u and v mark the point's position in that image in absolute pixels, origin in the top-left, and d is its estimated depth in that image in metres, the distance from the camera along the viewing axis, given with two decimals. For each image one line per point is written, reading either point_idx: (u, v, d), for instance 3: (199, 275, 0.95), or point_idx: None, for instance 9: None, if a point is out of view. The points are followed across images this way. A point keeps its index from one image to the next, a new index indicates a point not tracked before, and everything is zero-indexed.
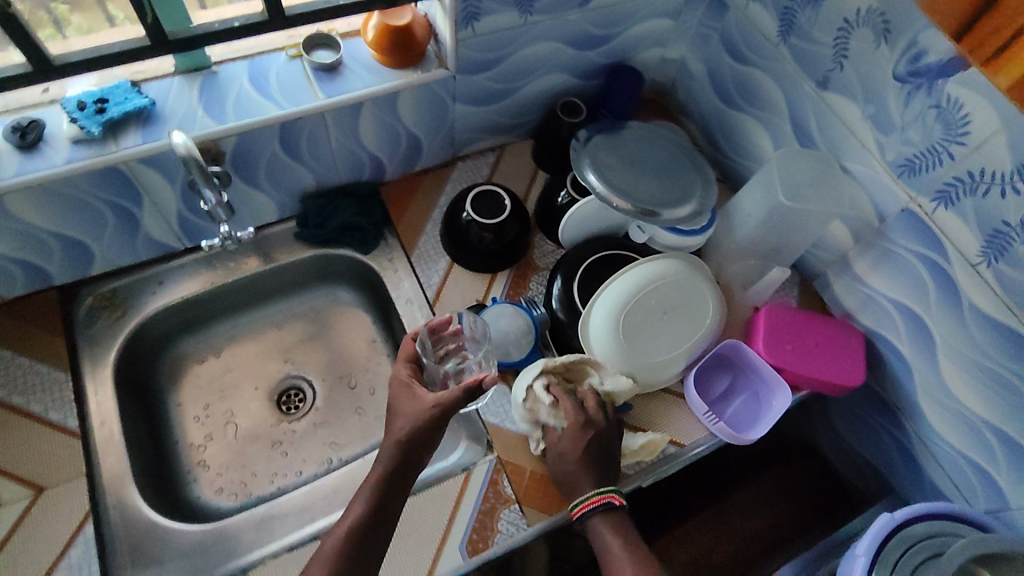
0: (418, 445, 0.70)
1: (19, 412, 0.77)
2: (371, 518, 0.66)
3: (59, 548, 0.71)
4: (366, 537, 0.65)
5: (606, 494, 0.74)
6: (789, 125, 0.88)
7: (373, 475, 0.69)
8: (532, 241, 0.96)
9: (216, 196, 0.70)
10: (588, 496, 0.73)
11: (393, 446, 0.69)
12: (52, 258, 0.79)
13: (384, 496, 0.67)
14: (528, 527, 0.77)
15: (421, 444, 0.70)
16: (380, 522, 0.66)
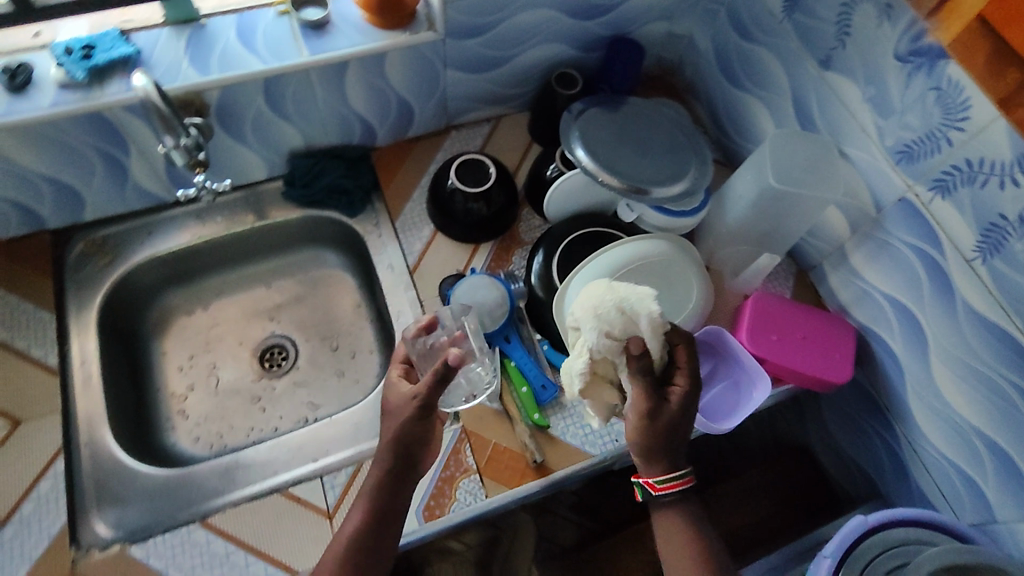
0: (416, 447, 0.67)
1: (4, 347, 0.80)
2: (371, 524, 0.65)
3: (29, 480, 0.73)
4: (369, 545, 0.64)
5: (681, 480, 0.67)
6: (791, 106, 0.84)
7: (369, 481, 0.67)
8: (520, 215, 0.94)
9: (175, 140, 0.71)
10: (672, 479, 0.67)
11: (387, 454, 0.67)
12: (44, 201, 0.83)
13: (381, 501, 0.66)
14: (487, 498, 0.76)
15: (415, 448, 0.67)
16: (381, 527, 0.65)
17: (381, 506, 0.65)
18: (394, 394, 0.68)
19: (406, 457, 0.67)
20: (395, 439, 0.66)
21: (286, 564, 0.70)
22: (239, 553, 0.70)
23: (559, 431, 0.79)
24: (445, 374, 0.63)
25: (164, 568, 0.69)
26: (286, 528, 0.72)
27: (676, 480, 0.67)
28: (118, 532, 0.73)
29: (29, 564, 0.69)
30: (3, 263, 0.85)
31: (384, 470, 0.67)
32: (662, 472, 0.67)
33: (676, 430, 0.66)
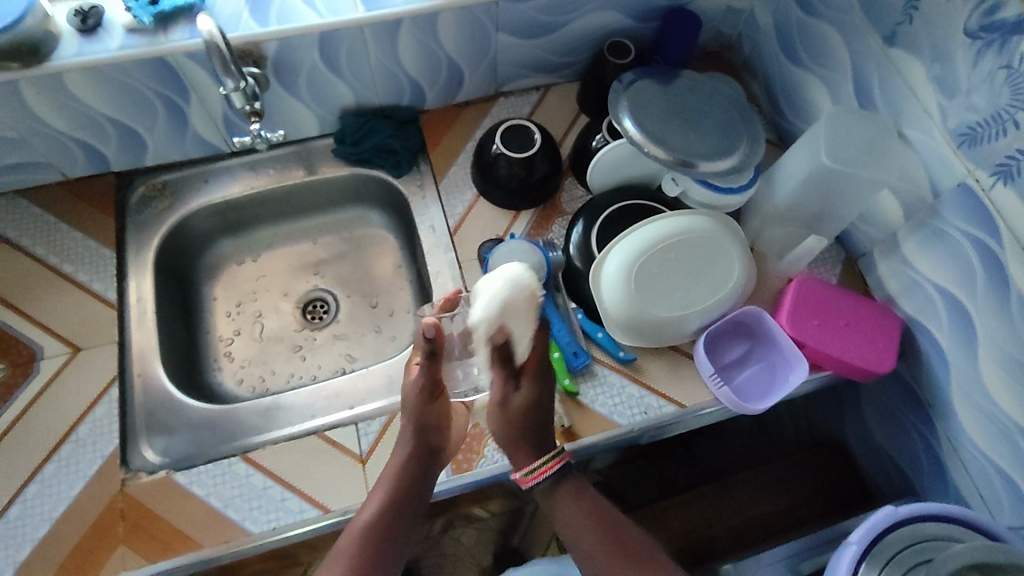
0: (433, 434, 0.73)
1: (67, 278, 0.85)
2: (395, 506, 0.69)
3: (86, 403, 0.78)
4: (392, 524, 0.68)
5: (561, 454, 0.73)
6: (851, 85, 0.81)
7: (393, 466, 0.72)
8: (563, 184, 0.94)
9: (234, 82, 0.73)
10: (545, 465, 0.72)
11: (409, 443, 0.73)
12: (110, 143, 0.88)
13: (406, 486, 0.70)
14: None
15: (432, 437, 0.73)
16: (404, 508, 0.69)
17: (405, 488, 0.70)
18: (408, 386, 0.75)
19: (427, 447, 0.73)
20: (416, 428, 0.73)
21: (319, 501, 0.74)
22: (276, 488, 0.74)
23: (588, 398, 0.80)
24: (431, 348, 0.72)
25: (205, 495, 0.74)
26: (320, 468, 0.76)
27: (550, 464, 0.72)
28: (165, 459, 0.78)
29: (83, 481, 0.74)
30: (71, 201, 0.90)
31: (408, 457, 0.72)
32: (535, 460, 0.72)
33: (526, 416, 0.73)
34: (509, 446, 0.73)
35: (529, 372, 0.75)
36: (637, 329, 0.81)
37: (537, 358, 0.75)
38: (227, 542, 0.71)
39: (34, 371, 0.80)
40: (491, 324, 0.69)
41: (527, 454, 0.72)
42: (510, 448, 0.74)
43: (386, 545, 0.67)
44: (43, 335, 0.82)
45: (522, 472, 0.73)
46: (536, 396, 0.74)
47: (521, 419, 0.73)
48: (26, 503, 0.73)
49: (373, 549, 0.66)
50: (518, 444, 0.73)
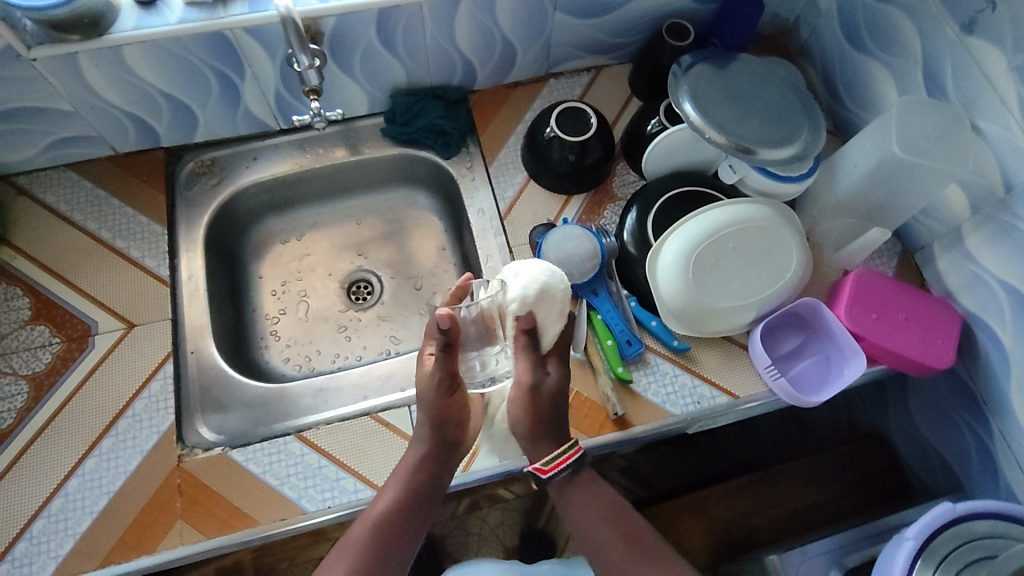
0: (449, 429, 0.72)
1: (119, 253, 0.85)
2: (404, 506, 0.68)
3: (142, 379, 0.79)
4: (400, 522, 0.67)
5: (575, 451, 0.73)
6: (920, 73, 0.79)
7: (403, 465, 0.71)
8: (614, 169, 0.93)
9: (310, 61, 0.76)
10: (565, 453, 0.72)
11: (423, 442, 0.71)
12: (162, 118, 0.87)
13: (417, 487, 0.69)
14: None
15: (451, 432, 0.72)
16: (413, 507, 0.68)
17: (417, 486, 0.69)
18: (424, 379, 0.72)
19: (444, 443, 0.71)
20: (431, 423, 0.71)
21: (373, 483, 0.74)
22: (331, 468, 0.75)
23: (641, 387, 0.80)
24: (446, 342, 0.68)
25: (261, 473, 0.74)
26: (374, 449, 0.76)
27: (571, 452, 0.72)
28: (220, 436, 0.79)
29: (141, 455, 0.75)
30: (122, 176, 0.90)
31: (420, 456, 0.71)
32: (554, 451, 0.72)
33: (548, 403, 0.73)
34: (533, 434, 0.73)
35: (553, 358, 0.76)
36: (693, 319, 0.80)
37: (563, 347, 0.77)
38: (284, 519, 0.72)
39: (89, 346, 0.80)
40: (526, 306, 0.73)
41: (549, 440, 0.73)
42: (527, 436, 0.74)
43: (392, 542, 0.67)
44: (97, 310, 0.82)
45: (540, 463, 0.72)
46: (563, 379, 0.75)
47: (551, 405, 0.73)
48: (84, 476, 0.74)
49: (379, 546, 0.66)
50: (542, 433, 0.73)
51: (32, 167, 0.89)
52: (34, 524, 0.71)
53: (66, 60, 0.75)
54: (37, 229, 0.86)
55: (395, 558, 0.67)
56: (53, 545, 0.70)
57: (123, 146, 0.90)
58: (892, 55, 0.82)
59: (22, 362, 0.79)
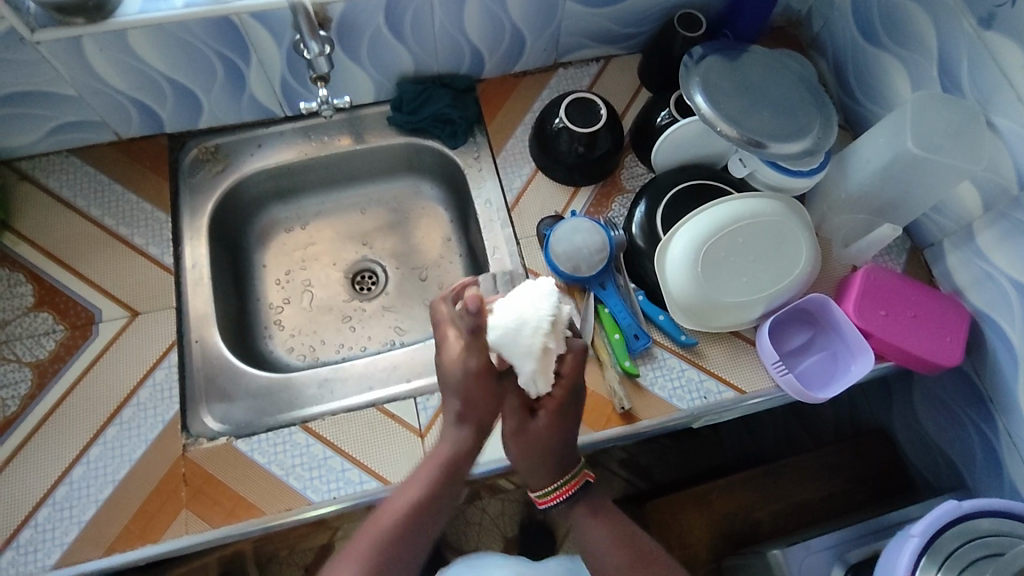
0: (487, 417, 0.70)
1: (123, 241, 0.84)
2: (433, 497, 0.66)
3: (146, 367, 0.78)
4: (427, 511, 0.66)
5: (583, 474, 0.71)
6: (935, 67, 0.78)
7: (435, 455, 0.69)
8: (623, 161, 0.92)
9: (320, 47, 0.75)
10: (561, 488, 0.70)
11: (463, 431, 0.69)
12: (166, 104, 0.86)
13: (447, 477, 0.67)
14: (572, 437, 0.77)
15: (489, 422, 0.70)
16: (439, 498, 0.67)
17: (446, 478, 0.67)
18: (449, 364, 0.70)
19: (480, 432, 0.69)
20: (470, 411, 0.69)
21: (378, 474, 0.74)
22: (336, 458, 0.75)
23: (648, 381, 0.79)
24: (474, 322, 0.68)
25: (267, 463, 0.74)
26: (379, 440, 0.76)
27: (566, 487, 0.70)
28: (225, 425, 0.79)
29: (145, 444, 0.75)
30: (125, 162, 0.89)
31: (455, 446, 0.69)
32: (551, 484, 0.70)
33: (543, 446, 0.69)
34: (524, 469, 0.71)
35: (547, 407, 0.70)
36: (701, 313, 0.80)
37: (560, 396, 0.69)
38: (290, 510, 0.72)
39: (93, 334, 0.80)
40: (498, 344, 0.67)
41: (546, 474, 0.70)
42: (524, 468, 0.71)
43: (413, 533, 0.65)
44: (100, 297, 0.81)
45: (538, 494, 0.71)
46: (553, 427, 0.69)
47: (540, 448, 0.69)
48: (89, 464, 0.73)
49: (404, 533, 0.64)
50: (535, 467, 0.70)
51: (34, 151, 0.88)
52: (39, 512, 0.71)
53: (69, 42, 0.74)
54: (40, 215, 0.85)
55: (416, 548, 0.65)
56: (59, 533, 0.70)
57: (126, 131, 0.89)
58: (906, 48, 0.81)
59: (25, 349, 0.79)
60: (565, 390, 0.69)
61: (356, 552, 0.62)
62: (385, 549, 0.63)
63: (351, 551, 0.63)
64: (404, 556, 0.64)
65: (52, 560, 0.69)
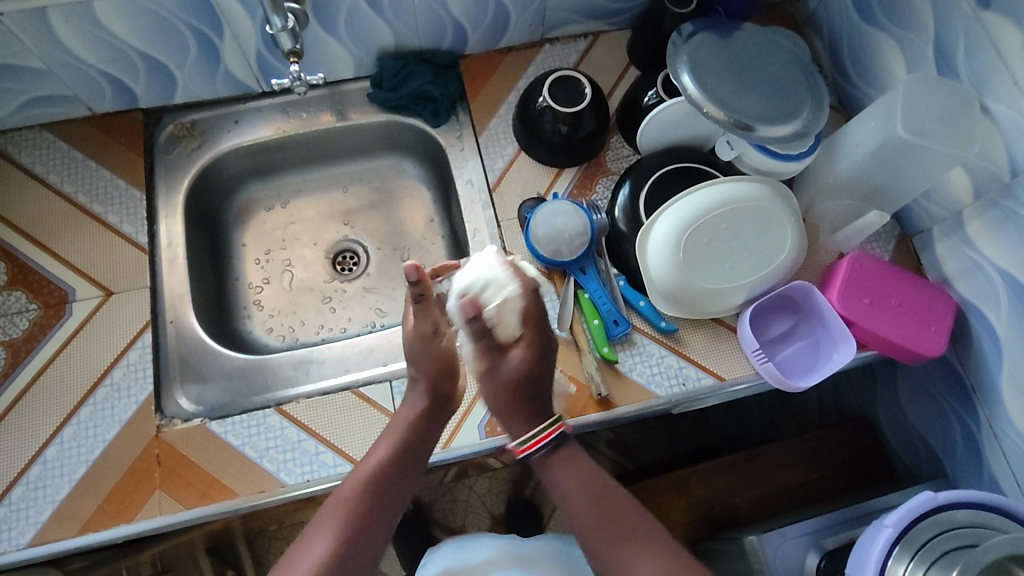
0: (444, 382, 0.73)
1: (96, 219, 0.83)
2: (396, 463, 0.68)
3: (121, 347, 0.77)
4: (394, 476, 0.68)
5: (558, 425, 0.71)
6: (930, 48, 0.75)
7: (400, 420, 0.71)
8: (608, 142, 0.89)
9: (284, 23, 0.72)
10: (544, 431, 0.70)
11: (422, 396, 0.72)
12: (139, 78, 0.84)
13: (411, 443, 0.70)
14: None
15: (445, 386, 0.73)
16: (404, 464, 0.69)
17: (410, 443, 0.70)
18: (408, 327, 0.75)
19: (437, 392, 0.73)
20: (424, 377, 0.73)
21: (352, 458, 0.74)
22: (310, 442, 0.74)
23: (627, 367, 0.78)
24: (419, 292, 0.74)
25: (241, 446, 0.74)
26: (354, 424, 0.75)
27: (549, 428, 0.71)
28: (199, 407, 0.78)
29: (119, 425, 0.74)
30: (99, 138, 0.87)
31: (419, 412, 0.71)
32: (530, 430, 0.71)
33: (523, 386, 0.72)
34: (502, 415, 0.72)
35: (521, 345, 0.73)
36: (683, 300, 0.78)
37: (530, 334, 0.73)
38: (263, 492, 0.72)
39: (66, 313, 0.79)
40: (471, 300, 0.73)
41: (524, 421, 0.71)
42: (501, 416, 0.72)
43: (380, 498, 0.67)
44: (74, 276, 0.80)
45: (517, 442, 0.71)
46: (527, 365, 0.72)
47: (513, 388, 0.72)
48: (63, 444, 0.73)
49: (370, 502, 0.66)
50: (515, 414, 0.71)
51: (7, 126, 0.86)
52: (14, 491, 0.71)
53: (34, 14, 0.72)
54: (12, 191, 0.84)
55: (384, 515, 0.67)
56: (32, 512, 0.70)
57: (99, 106, 0.87)
58: (902, 28, 0.78)
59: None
60: (534, 327, 0.73)
61: (328, 521, 0.65)
62: (354, 516, 0.65)
63: (324, 519, 0.65)
64: (374, 524, 0.66)
65: (27, 538, 0.69)
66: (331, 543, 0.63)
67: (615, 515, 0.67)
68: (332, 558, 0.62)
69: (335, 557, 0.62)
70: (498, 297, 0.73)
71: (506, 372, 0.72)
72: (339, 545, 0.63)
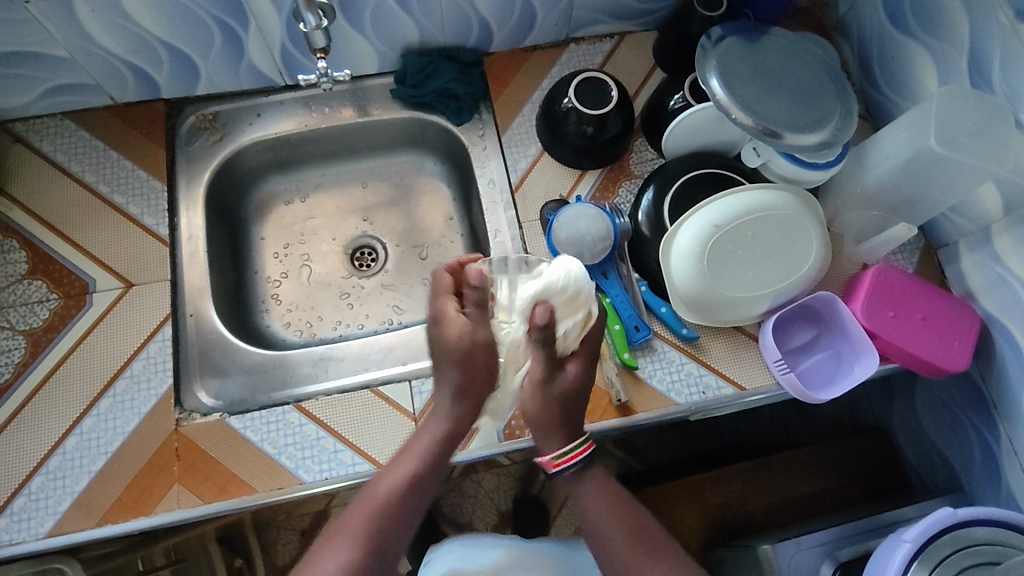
0: (470, 392, 0.71)
1: (118, 210, 0.83)
2: (420, 479, 0.66)
3: (141, 339, 0.78)
4: (421, 485, 0.66)
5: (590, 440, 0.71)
6: (965, 60, 0.74)
7: (428, 432, 0.69)
8: (632, 145, 0.89)
9: (317, 20, 0.72)
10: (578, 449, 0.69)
11: (453, 402, 0.70)
12: (161, 69, 0.84)
13: (433, 459, 0.67)
14: None
15: (481, 395, 0.70)
16: (432, 473, 0.67)
17: (434, 459, 0.67)
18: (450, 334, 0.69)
19: None
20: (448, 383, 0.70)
21: (371, 457, 0.74)
22: (329, 439, 0.74)
23: (646, 373, 0.78)
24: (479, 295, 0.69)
25: (259, 442, 0.74)
26: (373, 422, 0.75)
27: (582, 448, 0.70)
28: (218, 401, 0.79)
29: (139, 418, 0.74)
30: (121, 128, 0.87)
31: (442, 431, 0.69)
32: (567, 443, 0.70)
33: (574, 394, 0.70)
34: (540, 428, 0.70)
35: (574, 360, 0.72)
36: (705, 308, 0.78)
37: (587, 347, 0.72)
38: (281, 488, 0.72)
39: (87, 304, 0.79)
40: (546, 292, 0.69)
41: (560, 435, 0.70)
42: (537, 429, 0.70)
43: (402, 510, 0.64)
44: (95, 267, 0.80)
45: (550, 456, 0.70)
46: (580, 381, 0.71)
47: (562, 402, 0.69)
48: (82, 435, 0.73)
49: (393, 513, 0.63)
50: (552, 429, 0.70)
51: (28, 114, 0.86)
52: (33, 480, 0.71)
53: (61, 3, 0.71)
54: (33, 179, 0.83)
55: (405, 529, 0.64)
56: (52, 502, 0.71)
57: (121, 96, 0.87)
58: (935, 38, 0.77)
59: (19, 318, 0.78)
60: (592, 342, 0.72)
61: (353, 526, 0.62)
62: (375, 528, 0.62)
63: (345, 526, 0.62)
64: (394, 537, 0.63)
65: (45, 529, 0.70)
66: (350, 553, 0.60)
67: (644, 535, 0.67)
68: (350, 571, 0.59)
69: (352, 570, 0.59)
70: (575, 312, 0.70)
71: (557, 388, 0.70)
72: (360, 557, 0.60)
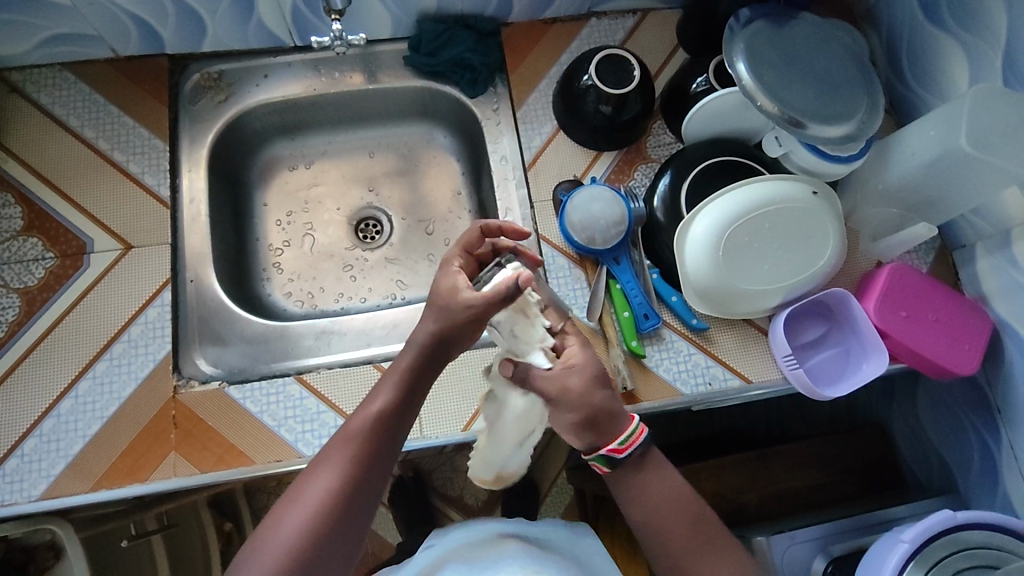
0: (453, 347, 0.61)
1: (118, 168, 0.80)
2: (397, 411, 0.59)
3: (140, 303, 0.76)
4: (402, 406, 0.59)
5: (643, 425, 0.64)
6: (999, 58, 0.72)
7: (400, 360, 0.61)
8: (650, 127, 0.86)
9: None
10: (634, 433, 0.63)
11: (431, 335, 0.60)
12: (167, 23, 0.80)
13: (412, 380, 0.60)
14: (650, 403, 0.76)
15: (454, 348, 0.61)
16: (412, 392, 0.60)
17: (410, 391, 0.60)
18: (443, 290, 0.62)
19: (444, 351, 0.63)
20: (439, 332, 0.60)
21: None
22: (330, 414, 0.73)
23: (653, 362, 0.77)
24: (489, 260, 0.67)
25: (259, 413, 0.73)
26: None
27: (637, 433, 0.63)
28: (218, 369, 0.77)
29: (136, 383, 0.73)
30: (122, 82, 0.84)
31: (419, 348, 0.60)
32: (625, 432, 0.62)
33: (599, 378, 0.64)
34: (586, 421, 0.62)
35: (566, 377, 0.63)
36: (716, 298, 0.77)
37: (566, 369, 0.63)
38: (279, 461, 0.71)
39: (84, 264, 0.76)
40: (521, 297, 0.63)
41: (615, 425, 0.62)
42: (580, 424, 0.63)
43: (388, 433, 0.57)
44: (94, 226, 0.78)
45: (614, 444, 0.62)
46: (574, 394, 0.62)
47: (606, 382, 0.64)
48: (77, 399, 0.72)
49: (372, 447, 0.56)
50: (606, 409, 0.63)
51: (26, 62, 0.82)
52: (27, 442, 0.70)
53: None
54: (30, 129, 0.80)
55: (385, 457, 0.57)
56: (45, 465, 0.69)
57: (124, 49, 0.83)
58: (970, 33, 0.75)
59: (14, 275, 0.76)
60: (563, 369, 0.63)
61: (328, 461, 0.55)
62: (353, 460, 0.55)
63: (327, 456, 0.56)
64: (379, 460, 0.56)
65: (38, 491, 0.69)
66: (334, 484, 0.54)
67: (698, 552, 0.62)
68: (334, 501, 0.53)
69: (332, 507, 0.53)
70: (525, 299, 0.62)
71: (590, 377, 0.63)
72: (342, 487, 0.54)
